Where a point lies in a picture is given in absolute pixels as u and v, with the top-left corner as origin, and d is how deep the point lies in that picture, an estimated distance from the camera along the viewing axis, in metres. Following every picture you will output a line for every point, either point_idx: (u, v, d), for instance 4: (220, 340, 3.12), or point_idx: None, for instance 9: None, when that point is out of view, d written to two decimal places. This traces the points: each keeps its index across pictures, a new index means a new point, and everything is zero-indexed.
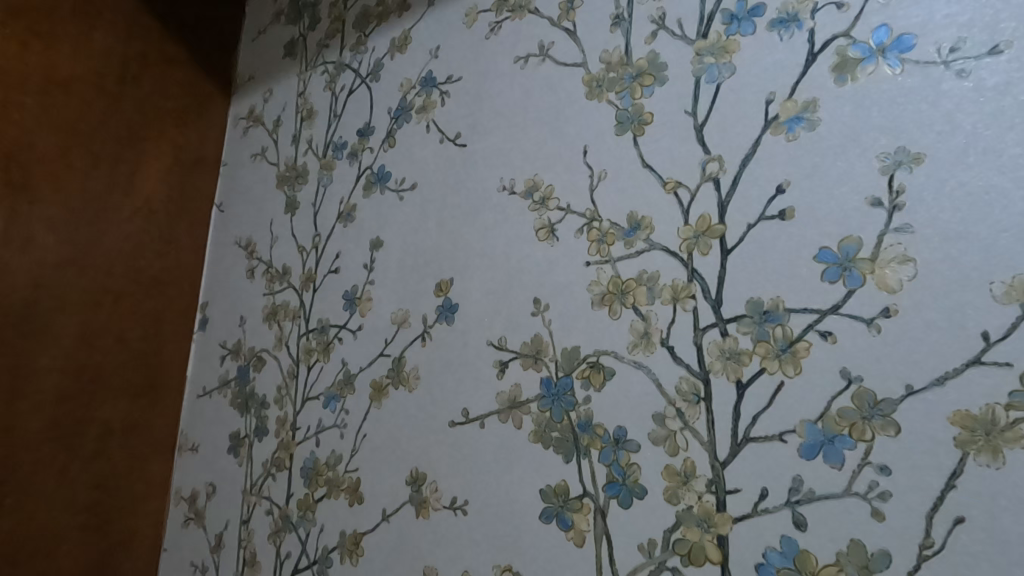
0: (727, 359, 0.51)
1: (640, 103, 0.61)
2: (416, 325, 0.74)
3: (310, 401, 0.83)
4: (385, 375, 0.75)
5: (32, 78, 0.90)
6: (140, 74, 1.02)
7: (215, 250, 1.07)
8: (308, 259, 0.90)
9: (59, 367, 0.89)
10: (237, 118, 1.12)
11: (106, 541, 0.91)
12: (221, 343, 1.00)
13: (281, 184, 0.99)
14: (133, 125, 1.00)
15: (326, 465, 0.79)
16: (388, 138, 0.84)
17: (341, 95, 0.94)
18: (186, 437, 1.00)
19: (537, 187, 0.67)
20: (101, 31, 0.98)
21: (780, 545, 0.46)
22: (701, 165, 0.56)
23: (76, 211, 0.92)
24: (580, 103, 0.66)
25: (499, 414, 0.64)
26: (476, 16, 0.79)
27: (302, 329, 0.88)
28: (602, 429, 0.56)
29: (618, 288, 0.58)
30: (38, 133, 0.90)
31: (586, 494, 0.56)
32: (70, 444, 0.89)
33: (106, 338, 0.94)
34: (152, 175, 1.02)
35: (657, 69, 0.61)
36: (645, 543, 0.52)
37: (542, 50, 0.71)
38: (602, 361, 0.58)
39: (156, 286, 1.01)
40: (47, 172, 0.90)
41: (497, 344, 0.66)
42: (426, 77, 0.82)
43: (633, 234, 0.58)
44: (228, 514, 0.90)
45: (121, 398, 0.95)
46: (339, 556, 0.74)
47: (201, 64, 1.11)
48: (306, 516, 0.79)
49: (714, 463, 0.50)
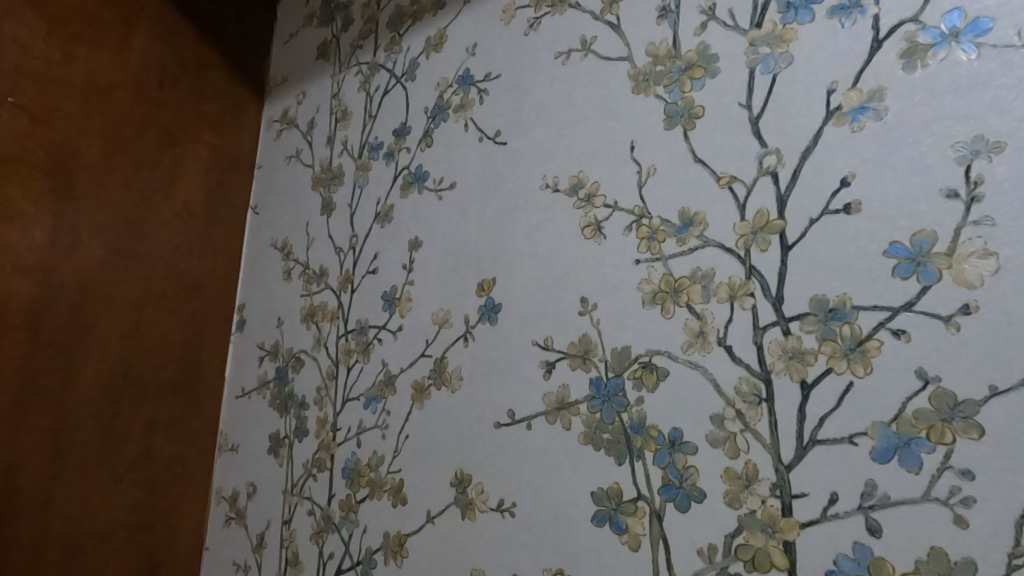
0: (790, 359, 0.50)
1: (690, 96, 0.60)
2: (458, 325, 0.73)
3: (350, 401, 0.83)
4: (427, 376, 0.75)
5: (76, 84, 0.91)
6: (177, 79, 1.03)
7: (252, 252, 1.08)
8: (345, 260, 0.90)
9: (105, 368, 0.90)
10: (271, 121, 1.13)
11: (151, 539, 0.93)
12: (259, 344, 1.01)
13: (317, 185, 0.99)
14: (171, 129, 1.01)
15: (368, 465, 0.79)
16: (425, 137, 0.84)
17: (376, 95, 0.94)
18: (226, 438, 1.01)
19: (581, 184, 0.66)
20: (140, 37, 0.99)
21: (853, 552, 0.45)
22: (758, 158, 0.54)
23: (119, 214, 0.94)
24: (626, 98, 0.64)
25: (547, 415, 0.63)
26: (514, 13, 0.79)
27: (340, 330, 0.88)
28: (656, 430, 0.55)
29: (671, 285, 0.57)
30: (83, 138, 0.91)
31: (641, 497, 0.55)
32: (116, 444, 0.91)
33: (149, 340, 0.96)
34: (190, 178, 1.03)
35: (708, 60, 0.59)
36: (705, 548, 0.51)
37: (584, 45, 0.70)
38: (654, 361, 0.57)
39: (196, 288, 1.02)
40: (92, 176, 0.91)
41: (543, 344, 0.65)
42: (464, 75, 0.82)
43: (686, 230, 0.57)
44: (270, 513, 0.90)
45: (163, 399, 0.97)
46: (382, 557, 0.74)
47: (234, 67, 1.12)
48: (348, 517, 0.79)
49: (779, 466, 0.49)
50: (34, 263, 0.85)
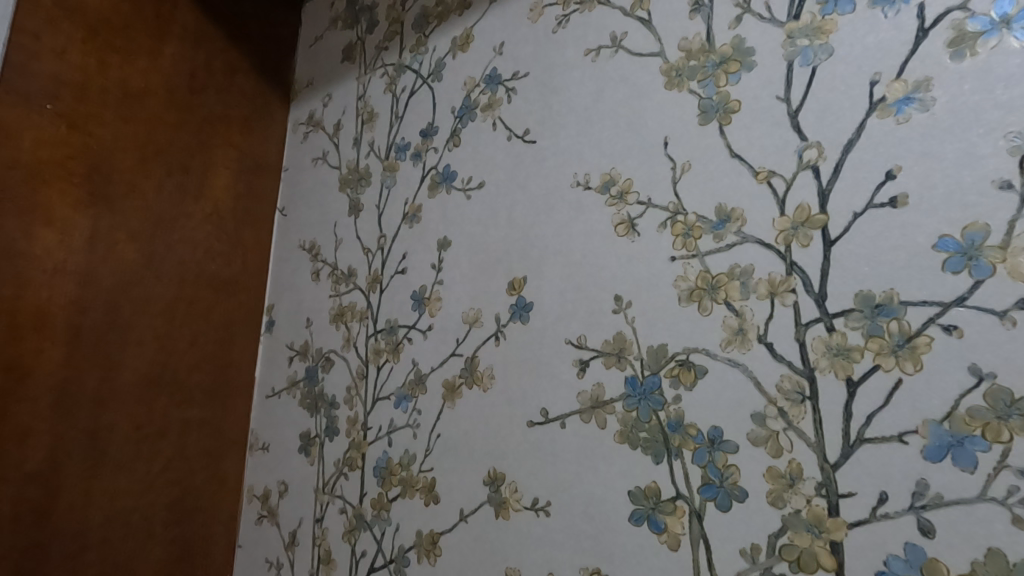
0: (835, 356, 0.49)
1: (726, 90, 0.59)
2: (488, 324, 0.73)
3: (380, 401, 0.84)
4: (458, 375, 0.75)
5: (111, 91, 0.93)
6: (207, 85, 1.05)
7: (280, 254, 1.09)
8: (374, 260, 0.91)
9: (141, 369, 0.92)
10: (297, 124, 1.15)
11: (187, 537, 0.94)
12: (289, 345, 1.02)
13: (344, 187, 1.00)
14: (201, 134, 1.03)
15: (400, 464, 0.79)
16: (453, 137, 0.84)
17: (403, 96, 0.94)
18: (257, 437, 1.03)
19: (614, 181, 0.65)
20: (171, 43, 1.01)
21: (905, 552, 0.44)
22: (797, 152, 0.54)
23: (153, 218, 0.96)
24: (659, 94, 0.64)
25: (581, 414, 0.62)
26: (542, 11, 0.78)
27: (369, 329, 0.89)
28: (695, 429, 0.55)
29: (709, 282, 0.56)
30: (118, 143, 0.93)
31: (680, 496, 0.55)
32: (152, 443, 0.92)
33: (183, 341, 0.97)
34: (220, 182, 1.05)
35: (743, 54, 0.59)
36: (748, 548, 0.50)
37: (614, 41, 0.69)
38: (692, 359, 0.56)
39: (226, 289, 1.04)
40: (126, 180, 0.93)
41: (576, 342, 0.65)
42: (491, 75, 0.82)
43: (723, 226, 0.56)
44: (301, 512, 0.91)
45: (197, 399, 0.98)
46: (415, 555, 0.75)
47: (261, 72, 1.14)
48: (380, 516, 0.80)
49: (824, 465, 0.48)
50: (73, 266, 0.87)
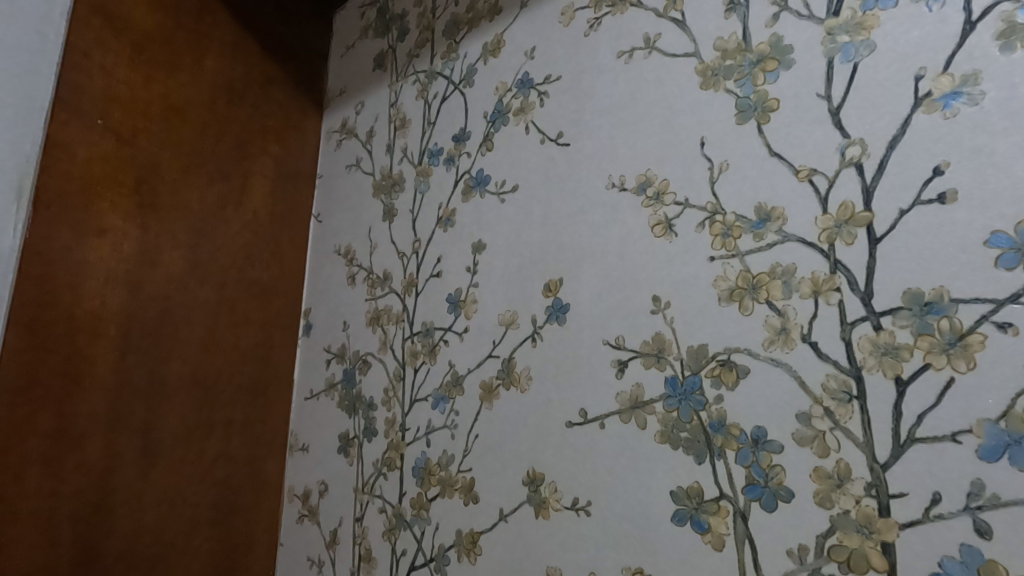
0: (883, 355, 0.48)
1: (763, 89, 0.59)
2: (525, 326, 0.74)
3: (418, 402, 0.85)
4: (495, 376, 0.76)
5: (156, 105, 0.96)
6: (245, 96, 1.08)
7: (316, 259, 1.12)
8: (409, 264, 0.93)
9: (188, 373, 0.96)
10: (331, 132, 1.17)
11: (231, 535, 0.97)
12: (326, 348, 1.04)
13: (378, 193, 1.02)
14: (240, 144, 1.07)
15: (438, 465, 0.80)
16: (485, 141, 0.85)
17: (434, 102, 0.96)
18: (297, 438, 1.05)
19: (650, 182, 0.65)
20: (211, 57, 1.04)
21: (961, 554, 0.43)
22: (839, 149, 0.53)
23: (197, 226, 0.99)
24: (695, 95, 0.64)
25: (621, 414, 0.63)
26: (573, 14, 0.79)
27: (406, 332, 0.90)
28: (738, 429, 0.55)
29: (749, 282, 0.56)
30: (164, 155, 0.96)
31: (723, 496, 0.54)
32: (199, 444, 0.96)
33: (225, 344, 1.01)
34: (258, 190, 1.08)
35: (782, 52, 0.58)
36: (796, 549, 0.50)
37: (647, 42, 0.70)
38: (733, 359, 0.56)
39: (266, 294, 1.07)
40: (171, 190, 0.97)
41: (614, 343, 0.65)
42: (523, 79, 0.83)
43: (763, 226, 0.56)
44: (342, 511, 0.93)
45: (239, 401, 1.01)
46: (456, 554, 0.76)
47: (296, 82, 1.17)
48: (420, 515, 0.81)
49: (873, 465, 0.47)
50: (124, 274, 0.90)
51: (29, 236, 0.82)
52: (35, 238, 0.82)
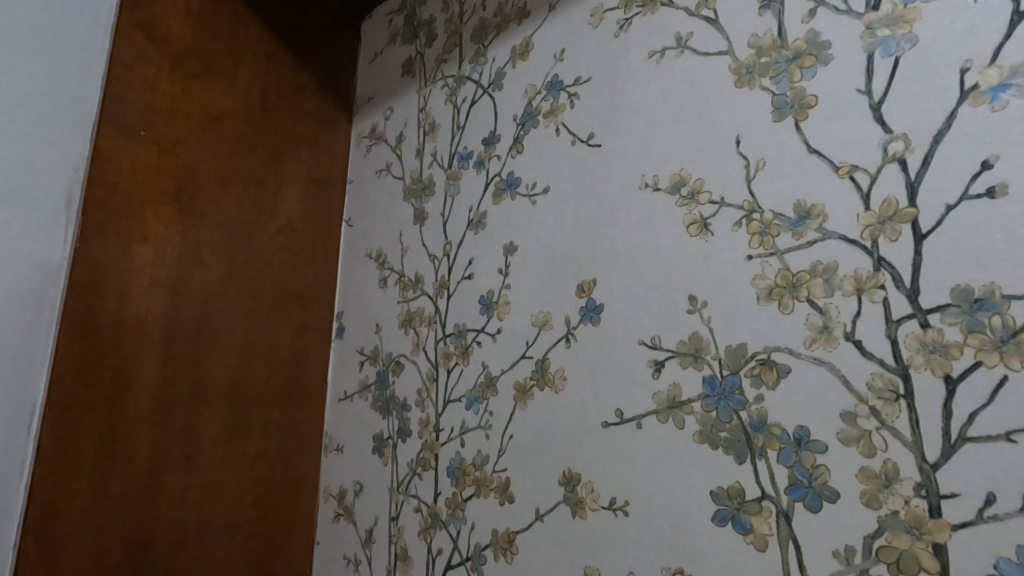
0: (931, 353, 0.48)
1: (801, 85, 0.58)
2: (559, 327, 0.75)
3: (452, 403, 0.86)
4: (530, 377, 0.76)
5: (195, 116, 0.99)
6: (277, 105, 1.11)
7: (347, 263, 1.14)
8: (440, 267, 0.94)
9: (227, 375, 0.98)
10: (361, 137, 1.19)
11: (271, 533, 1.00)
12: (359, 350, 1.06)
13: (408, 197, 1.04)
14: (274, 152, 1.09)
15: (473, 465, 0.81)
16: (515, 144, 0.86)
17: (463, 106, 0.97)
18: (332, 438, 1.07)
19: (684, 181, 0.65)
20: (246, 68, 1.07)
21: (1017, 556, 0.43)
22: (882, 145, 0.53)
23: (234, 232, 1.02)
24: (729, 93, 0.64)
25: (658, 414, 0.63)
26: (602, 16, 0.79)
27: (438, 334, 0.91)
28: (780, 428, 0.54)
29: (789, 280, 0.56)
30: (202, 164, 0.99)
31: (766, 497, 0.54)
32: (238, 444, 0.98)
33: (262, 347, 1.03)
34: (292, 196, 1.11)
35: (819, 48, 0.58)
36: (842, 549, 0.50)
37: (679, 42, 0.69)
38: (774, 358, 0.56)
39: (300, 297, 1.09)
40: (209, 198, 0.99)
41: (650, 343, 0.65)
42: (553, 81, 0.83)
43: (803, 223, 0.56)
44: (377, 510, 0.95)
45: (276, 402, 1.04)
46: (492, 553, 0.77)
47: (326, 89, 1.19)
48: (455, 515, 0.82)
49: (923, 465, 0.47)
50: (166, 279, 0.93)
51: (79, 245, 0.84)
52: (84, 247, 0.85)
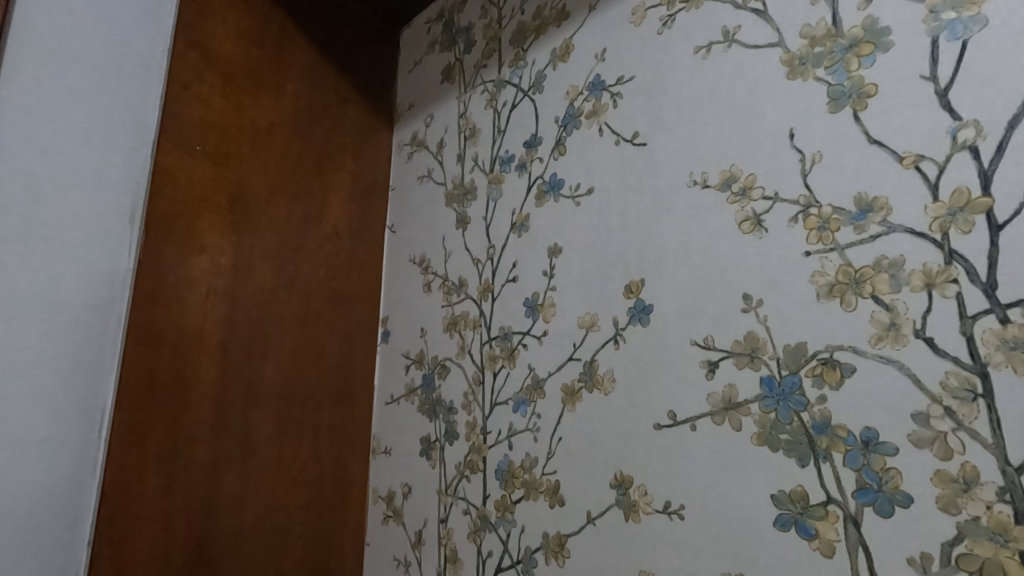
0: (1012, 350, 0.46)
1: (859, 75, 0.57)
2: (606, 328, 0.74)
3: (498, 405, 0.87)
4: (577, 379, 0.76)
5: (245, 130, 1.03)
6: (322, 116, 1.14)
7: (391, 268, 1.16)
8: (484, 270, 0.94)
9: (280, 379, 1.01)
10: (402, 145, 1.21)
11: (322, 533, 1.02)
12: (405, 353, 1.08)
13: (450, 202, 1.05)
14: (320, 162, 1.12)
15: (522, 467, 0.81)
16: (558, 146, 0.86)
17: (504, 111, 0.98)
18: (379, 441, 1.09)
19: (734, 177, 0.64)
20: (292, 81, 1.11)
21: None
22: (950, 133, 0.51)
23: (283, 241, 1.05)
24: (781, 85, 0.62)
25: (713, 416, 0.61)
26: (644, 13, 0.78)
27: (484, 337, 0.92)
28: (845, 430, 0.53)
29: (851, 276, 0.54)
30: (252, 176, 1.03)
31: (831, 501, 0.53)
32: (291, 446, 1.01)
33: (312, 352, 1.06)
34: (338, 204, 1.13)
35: (878, 35, 0.56)
36: (918, 557, 0.48)
37: (726, 36, 0.68)
38: (837, 358, 0.54)
39: (347, 303, 1.12)
40: (260, 209, 1.03)
41: (703, 343, 0.64)
42: (594, 81, 0.83)
43: (865, 217, 0.54)
44: (426, 512, 0.96)
45: (325, 405, 1.06)
46: (543, 557, 0.76)
47: (367, 99, 1.22)
48: (505, 517, 0.82)
49: (1006, 468, 0.45)
50: (222, 288, 0.96)
51: (141, 257, 0.89)
52: (147, 258, 0.89)
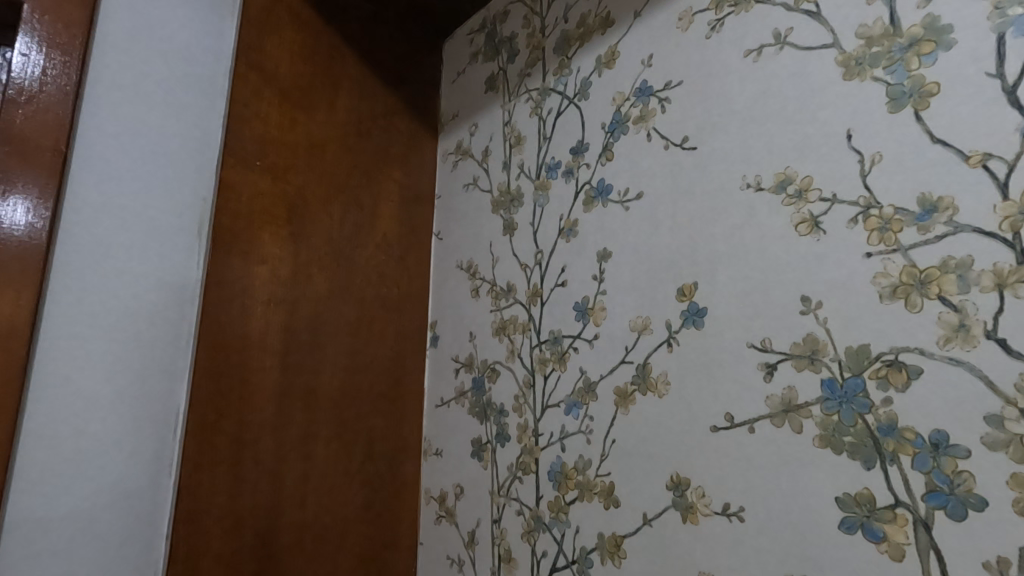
0: None
1: (919, 74, 0.56)
2: (659, 331, 0.75)
3: (550, 408, 0.88)
4: (630, 382, 0.77)
5: (301, 144, 1.06)
6: (371, 128, 1.17)
7: (439, 274, 1.19)
8: (532, 275, 0.96)
9: (337, 384, 1.05)
10: (447, 153, 1.24)
11: (378, 532, 1.06)
12: (454, 357, 1.10)
13: (497, 209, 1.07)
14: (370, 172, 1.16)
15: (575, 468, 0.82)
16: (605, 152, 0.87)
17: (549, 118, 0.99)
18: (430, 443, 1.12)
19: (790, 180, 0.64)
20: (343, 95, 1.14)
21: None
22: (1020, 131, 0.50)
23: (337, 250, 1.08)
24: (837, 86, 0.62)
25: (772, 418, 0.62)
26: (692, 18, 0.79)
27: (534, 341, 0.93)
28: (912, 433, 0.53)
29: (916, 277, 0.54)
30: (308, 188, 1.06)
31: (900, 504, 0.53)
32: (348, 448, 1.04)
33: (366, 357, 1.09)
34: (387, 214, 1.17)
35: (939, 33, 0.56)
36: (994, 561, 0.48)
37: (777, 38, 0.68)
38: (903, 359, 0.54)
39: (397, 309, 1.15)
40: (315, 219, 1.06)
41: (760, 346, 0.64)
42: (642, 87, 0.84)
43: (929, 217, 0.54)
44: (479, 513, 0.98)
45: (380, 409, 1.09)
46: (599, 557, 0.78)
47: (413, 110, 1.25)
48: (559, 518, 0.84)
49: None
50: (282, 296, 1.00)
51: (209, 268, 0.93)
52: (214, 270, 0.93)
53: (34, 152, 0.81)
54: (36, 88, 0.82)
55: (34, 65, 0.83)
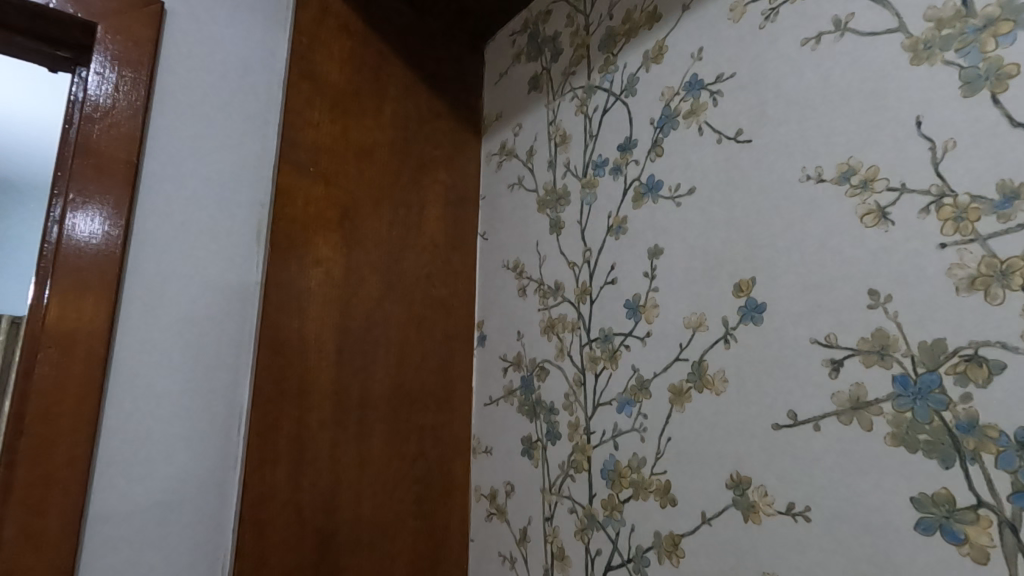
0: None
1: (996, 55, 0.54)
2: (715, 328, 0.74)
3: (602, 406, 0.88)
4: (686, 379, 0.76)
5: (350, 149, 1.09)
6: (417, 132, 1.19)
7: (485, 274, 1.20)
8: (581, 273, 0.96)
9: (388, 383, 1.07)
10: (491, 154, 1.25)
11: (430, 528, 1.07)
12: (502, 356, 1.11)
13: (543, 207, 1.07)
14: (416, 175, 1.17)
15: (629, 467, 0.82)
16: (654, 147, 0.86)
17: (595, 115, 0.99)
18: (479, 441, 1.13)
19: (854, 170, 0.62)
20: (390, 100, 1.16)
21: None
22: None
23: (387, 252, 1.11)
24: (904, 72, 0.60)
25: (839, 415, 0.60)
26: (744, 9, 0.78)
27: (583, 339, 0.93)
28: (995, 430, 0.50)
29: (996, 268, 0.52)
30: (359, 192, 1.09)
31: (983, 505, 0.50)
32: (400, 446, 1.06)
33: (416, 356, 1.11)
34: (434, 215, 1.18)
35: (1017, 12, 0.53)
36: None
37: (838, 25, 0.66)
38: (983, 354, 0.52)
39: (445, 309, 1.16)
40: (366, 222, 1.09)
41: (824, 342, 0.62)
42: (692, 81, 0.83)
43: (1010, 205, 0.52)
44: (531, 510, 0.98)
45: (429, 407, 1.11)
46: (656, 556, 0.77)
47: (457, 112, 1.26)
48: (613, 516, 0.84)
49: None
50: (336, 298, 1.03)
51: (267, 272, 0.97)
52: (273, 273, 0.97)
53: (109, 165, 0.87)
54: (109, 105, 0.88)
55: (107, 83, 0.88)
